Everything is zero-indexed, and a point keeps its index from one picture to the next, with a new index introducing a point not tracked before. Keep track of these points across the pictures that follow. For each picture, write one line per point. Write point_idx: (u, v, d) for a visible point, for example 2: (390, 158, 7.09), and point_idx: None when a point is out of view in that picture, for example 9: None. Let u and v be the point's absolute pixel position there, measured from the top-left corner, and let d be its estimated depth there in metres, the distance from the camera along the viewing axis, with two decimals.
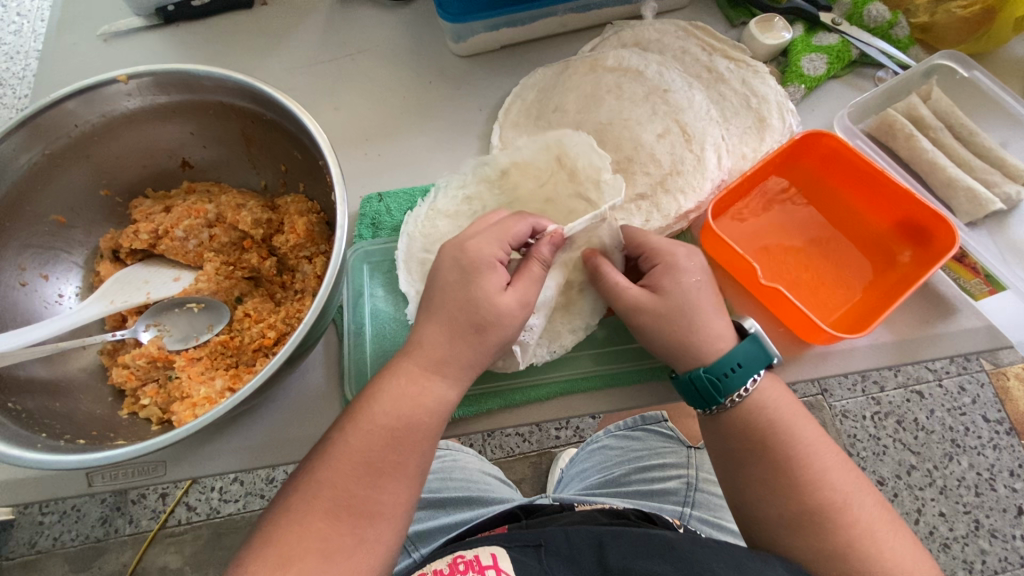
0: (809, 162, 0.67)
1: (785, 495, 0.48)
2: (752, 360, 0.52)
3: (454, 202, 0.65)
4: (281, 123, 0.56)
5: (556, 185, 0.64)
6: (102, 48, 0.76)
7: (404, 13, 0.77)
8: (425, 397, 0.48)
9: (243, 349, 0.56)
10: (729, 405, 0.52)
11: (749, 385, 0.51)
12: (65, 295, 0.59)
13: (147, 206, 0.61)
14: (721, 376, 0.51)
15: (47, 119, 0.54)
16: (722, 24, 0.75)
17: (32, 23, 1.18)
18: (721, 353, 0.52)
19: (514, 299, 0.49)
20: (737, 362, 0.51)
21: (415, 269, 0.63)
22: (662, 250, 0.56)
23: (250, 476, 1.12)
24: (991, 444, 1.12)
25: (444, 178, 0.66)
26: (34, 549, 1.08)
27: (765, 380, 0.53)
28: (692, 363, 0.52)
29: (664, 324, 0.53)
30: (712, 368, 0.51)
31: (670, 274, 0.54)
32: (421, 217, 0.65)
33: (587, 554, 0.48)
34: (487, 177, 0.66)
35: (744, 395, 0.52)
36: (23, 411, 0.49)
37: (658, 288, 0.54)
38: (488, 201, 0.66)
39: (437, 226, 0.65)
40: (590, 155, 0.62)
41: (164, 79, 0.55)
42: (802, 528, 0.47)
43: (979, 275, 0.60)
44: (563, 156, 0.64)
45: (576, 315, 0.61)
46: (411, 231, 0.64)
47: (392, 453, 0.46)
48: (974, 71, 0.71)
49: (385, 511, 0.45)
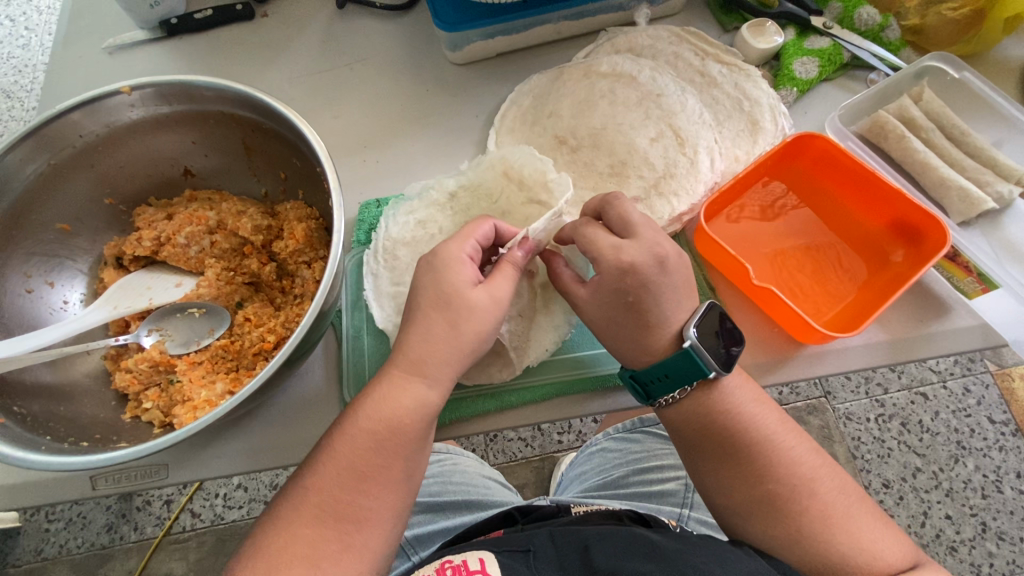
0: (803, 164, 0.68)
1: (773, 494, 0.48)
2: (680, 371, 0.51)
3: (408, 228, 0.65)
4: (279, 131, 0.58)
5: (508, 197, 0.64)
6: (107, 60, 0.78)
7: (403, 22, 0.79)
8: (409, 398, 0.48)
9: (244, 353, 0.57)
10: (664, 406, 0.53)
11: (676, 393, 0.52)
12: (70, 301, 0.61)
13: (150, 214, 0.63)
14: (647, 381, 0.52)
15: (51, 130, 0.55)
16: (715, 28, 0.76)
17: (40, 36, 1.20)
18: (653, 359, 0.52)
19: (485, 294, 0.50)
20: (663, 372, 0.51)
21: (387, 301, 0.62)
22: (597, 245, 0.52)
23: (254, 482, 1.13)
24: (997, 446, 1.12)
25: (391, 207, 0.65)
26: (40, 556, 1.09)
27: (702, 387, 0.51)
28: (630, 363, 0.54)
29: (610, 329, 0.54)
30: (638, 375, 0.53)
31: (612, 281, 0.52)
32: (379, 251, 0.65)
33: (573, 558, 0.48)
34: (435, 201, 0.66)
35: (675, 400, 0.52)
36: (27, 415, 0.50)
37: (598, 295, 0.53)
38: (443, 221, 0.65)
39: (399, 257, 0.64)
40: (532, 162, 0.62)
41: (166, 89, 0.57)
42: (794, 531, 0.47)
43: (972, 275, 0.62)
44: (508, 168, 0.63)
45: (556, 312, 0.61)
46: (373, 267, 0.64)
47: (387, 454, 0.47)
48: (964, 72, 0.71)
49: (380, 509, 0.46)
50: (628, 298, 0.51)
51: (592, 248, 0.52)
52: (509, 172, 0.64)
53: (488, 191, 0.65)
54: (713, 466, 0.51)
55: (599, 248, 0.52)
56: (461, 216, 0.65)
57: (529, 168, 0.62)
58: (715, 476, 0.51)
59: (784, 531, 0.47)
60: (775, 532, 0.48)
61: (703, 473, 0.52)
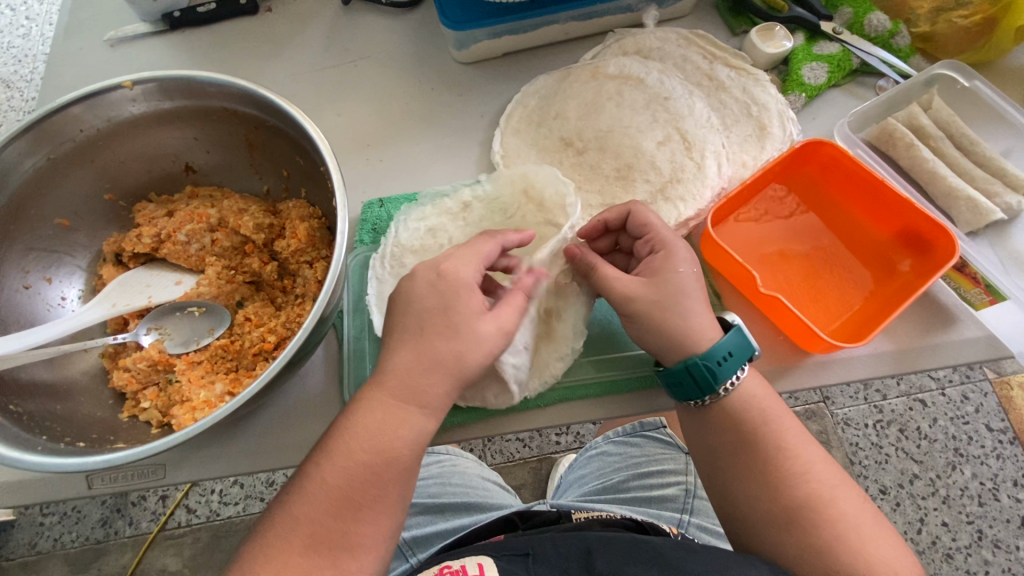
0: (810, 171, 0.67)
1: (777, 491, 0.47)
2: (741, 351, 0.51)
3: (417, 236, 0.64)
4: (283, 129, 0.57)
5: (525, 215, 0.63)
6: (108, 53, 0.77)
7: (408, 18, 0.78)
8: (407, 421, 0.46)
9: (244, 353, 0.56)
10: (723, 393, 0.50)
11: (738, 375, 0.50)
12: (68, 298, 0.60)
13: (150, 210, 0.62)
14: (718, 363, 0.49)
15: (52, 124, 0.54)
16: (723, 32, 0.76)
17: (40, 26, 1.19)
18: (714, 341, 0.51)
19: (494, 324, 0.48)
20: (729, 351, 0.50)
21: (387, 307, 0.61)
22: (657, 229, 0.55)
23: (250, 479, 1.13)
24: (994, 453, 1.12)
25: (403, 211, 0.65)
26: (34, 550, 1.09)
27: (748, 372, 0.52)
28: (682, 355, 0.51)
29: (674, 307, 0.51)
30: (708, 356, 0.49)
31: (677, 255, 0.53)
32: (386, 256, 0.64)
33: (573, 563, 0.47)
34: (448, 209, 0.65)
35: (734, 385, 0.51)
36: (24, 414, 0.49)
37: (652, 276, 0.53)
38: (453, 231, 0.64)
39: (405, 263, 0.63)
40: (554, 184, 0.62)
41: (169, 84, 0.56)
42: (798, 527, 0.46)
43: (979, 285, 0.60)
44: (529, 187, 0.63)
45: (560, 340, 0.59)
46: (378, 272, 0.63)
47: (389, 465, 0.45)
48: (975, 80, 0.71)
49: (380, 521, 0.44)
50: (689, 270, 0.52)
51: (648, 229, 0.55)
52: (530, 191, 0.63)
53: (503, 207, 0.64)
54: (718, 456, 0.50)
55: (658, 228, 0.54)
56: (473, 229, 0.64)
57: (550, 190, 0.62)
58: (718, 466, 0.51)
59: (789, 526, 0.46)
60: (781, 528, 0.46)
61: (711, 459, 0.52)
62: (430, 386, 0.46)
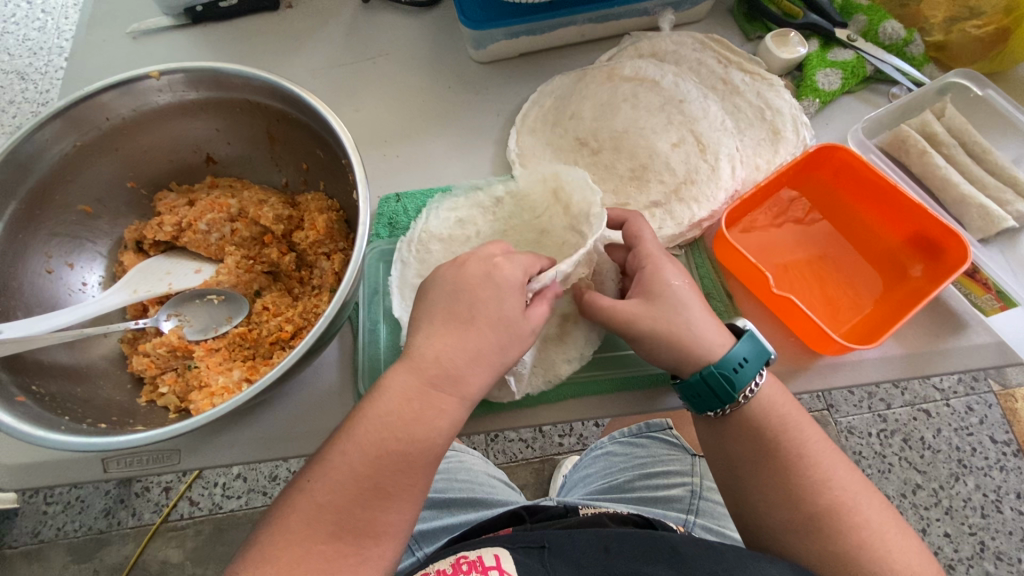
0: (823, 176, 0.68)
1: (789, 486, 0.48)
2: (755, 356, 0.51)
3: (446, 225, 0.65)
4: (305, 122, 0.58)
5: (551, 216, 0.63)
6: (130, 45, 0.78)
7: (427, 17, 0.79)
8: (450, 404, 0.46)
9: (261, 341, 0.57)
10: (744, 400, 0.51)
11: (757, 380, 0.51)
12: (88, 283, 0.61)
13: (171, 199, 0.63)
14: (733, 370, 0.50)
15: (81, 111, 0.55)
16: (738, 37, 0.77)
17: (56, 20, 1.21)
18: (727, 349, 0.52)
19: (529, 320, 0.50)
20: (743, 357, 0.51)
21: (409, 291, 0.62)
22: (646, 244, 0.56)
23: (254, 473, 1.13)
24: (998, 465, 1.12)
25: (436, 200, 0.66)
26: (36, 538, 1.09)
27: (768, 379, 0.52)
28: (695, 365, 0.51)
29: (677, 323, 0.52)
30: (722, 364, 0.50)
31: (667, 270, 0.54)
32: (414, 240, 0.64)
33: (590, 558, 0.47)
34: (479, 202, 0.66)
35: (754, 391, 0.51)
36: (46, 395, 0.50)
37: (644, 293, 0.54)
38: (482, 225, 0.65)
39: (431, 250, 0.64)
40: (583, 190, 0.60)
41: (196, 75, 0.57)
42: (809, 522, 0.47)
43: (990, 291, 0.60)
44: (559, 188, 0.63)
45: (570, 345, 0.60)
46: (405, 254, 0.64)
47: (429, 449, 0.45)
48: (988, 90, 0.71)
49: (413, 503, 0.45)
50: (681, 283, 0.54)
51: (637, 246, 0.56)
52: (559, 193, 0.63)
53: (532, 205, 0.65)
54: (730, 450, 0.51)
55: (645, 243, 0.56)
56: (501, 224, 0.65)
57: (579, 194, 0.61)
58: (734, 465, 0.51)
59: (801, 520, 0.47)
60: (788, 520, 0.48)
61: (722, 454, 0.53)
62: (448, 374, 0.46)
